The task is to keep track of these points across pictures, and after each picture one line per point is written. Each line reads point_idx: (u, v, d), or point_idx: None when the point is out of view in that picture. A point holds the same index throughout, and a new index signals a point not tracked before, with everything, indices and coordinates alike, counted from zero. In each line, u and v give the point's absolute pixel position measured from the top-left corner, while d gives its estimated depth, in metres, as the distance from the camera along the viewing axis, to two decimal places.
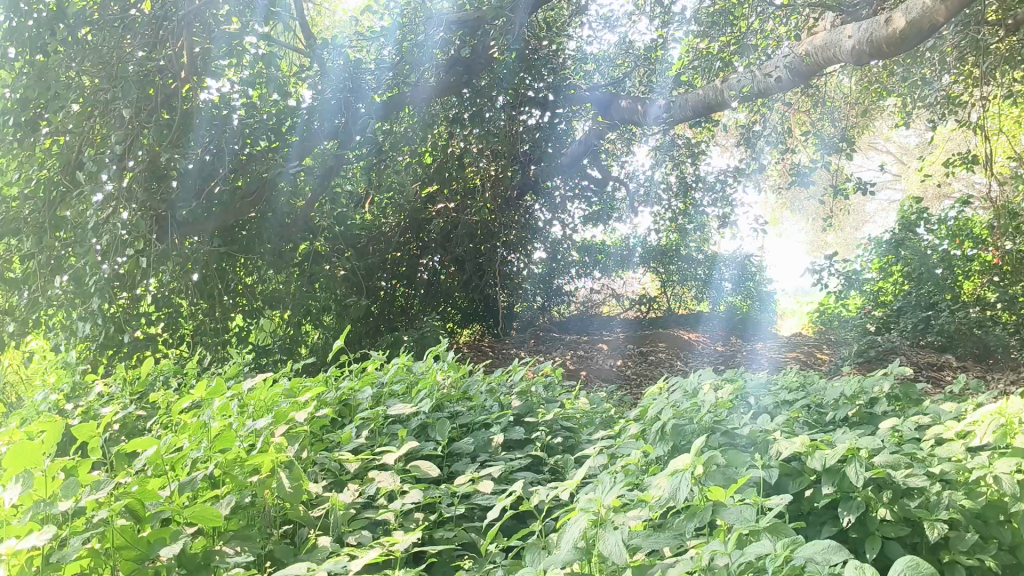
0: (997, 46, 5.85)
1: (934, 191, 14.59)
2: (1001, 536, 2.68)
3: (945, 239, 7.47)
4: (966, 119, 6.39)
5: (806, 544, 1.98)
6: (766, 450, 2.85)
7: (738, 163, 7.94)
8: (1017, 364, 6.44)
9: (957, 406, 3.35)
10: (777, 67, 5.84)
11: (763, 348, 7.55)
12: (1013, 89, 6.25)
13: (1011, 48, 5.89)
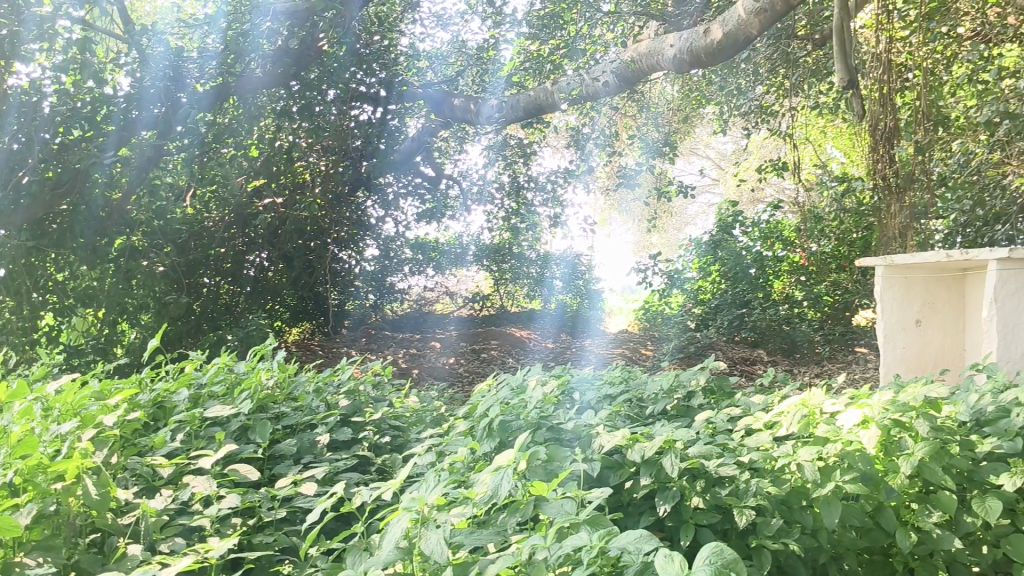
0: (805, 59, 6.34)
1: (748, 195, 15.51)
2: (804, 521, 2.84)
3: (758, 240, 7.98)
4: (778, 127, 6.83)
5: (622, 534, 2.02)
6: (588, 444, 2.93)
7: (568, 164, 8.19)
8: (821, 358, 6.99)
9: (764, 398, 3.57)
10: (605, 72, 6.07)
11: (591, 345, 7.76)
12: (817, 102, 6.77)
13: (818, 63, 6.41)
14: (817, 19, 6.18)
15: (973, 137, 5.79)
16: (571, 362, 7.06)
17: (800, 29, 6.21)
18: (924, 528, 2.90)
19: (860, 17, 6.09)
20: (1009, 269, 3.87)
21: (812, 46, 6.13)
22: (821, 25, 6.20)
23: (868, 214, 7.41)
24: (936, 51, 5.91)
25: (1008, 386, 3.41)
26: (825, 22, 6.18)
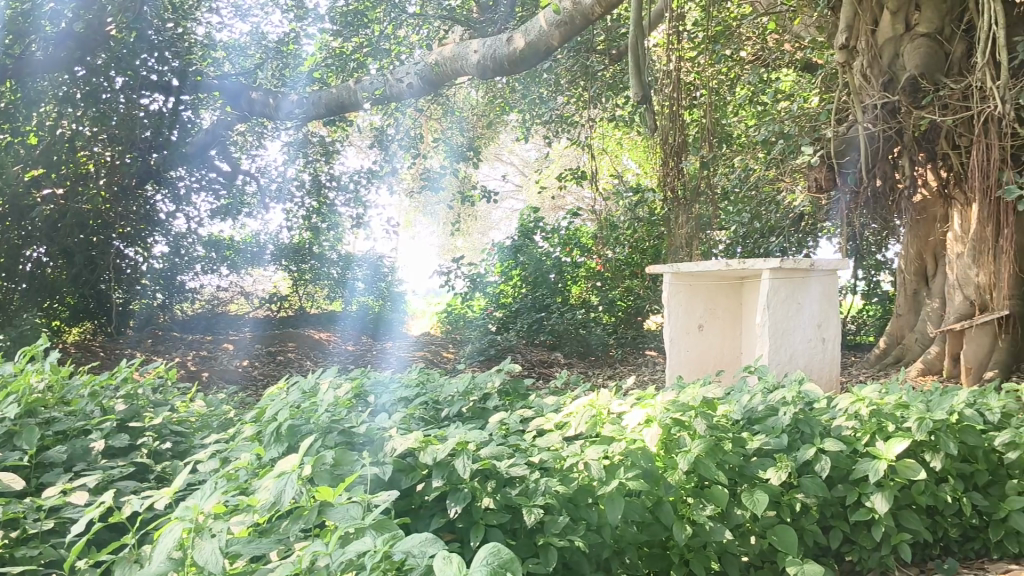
0: (603, 73, 6.67)
1: (549, 203, 16.03)
2: (589, 518, 2.92)
3: (557, 246, 8.14)
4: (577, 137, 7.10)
5: (406, 538, 1.93)
6: (379, 448, 2.89)
7: (371, 165, 8.17)
8: (613, 360, 7.36)
9: (556, 400, 3.67)
10: (409, 74, 6.07)
11: (393, 348, 7.72)
12: (614, 114, 7.08)
13: (614, 77, 6.75)
14: (615, 36, 6.54)
15: (752, 154, 6.23)
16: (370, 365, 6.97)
17: (598, 44, 6.50)
18: (699, 521, 3.05)
19: (653, 36, 6.44)
20: (780, 278, 4.21)
21: (609, 62, 6.56)
22: (617, 41, 6.60)
23: (660, 226, 7.75)
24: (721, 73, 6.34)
25: (775, 386, 3.68)
26: (621, 38, 6.52)
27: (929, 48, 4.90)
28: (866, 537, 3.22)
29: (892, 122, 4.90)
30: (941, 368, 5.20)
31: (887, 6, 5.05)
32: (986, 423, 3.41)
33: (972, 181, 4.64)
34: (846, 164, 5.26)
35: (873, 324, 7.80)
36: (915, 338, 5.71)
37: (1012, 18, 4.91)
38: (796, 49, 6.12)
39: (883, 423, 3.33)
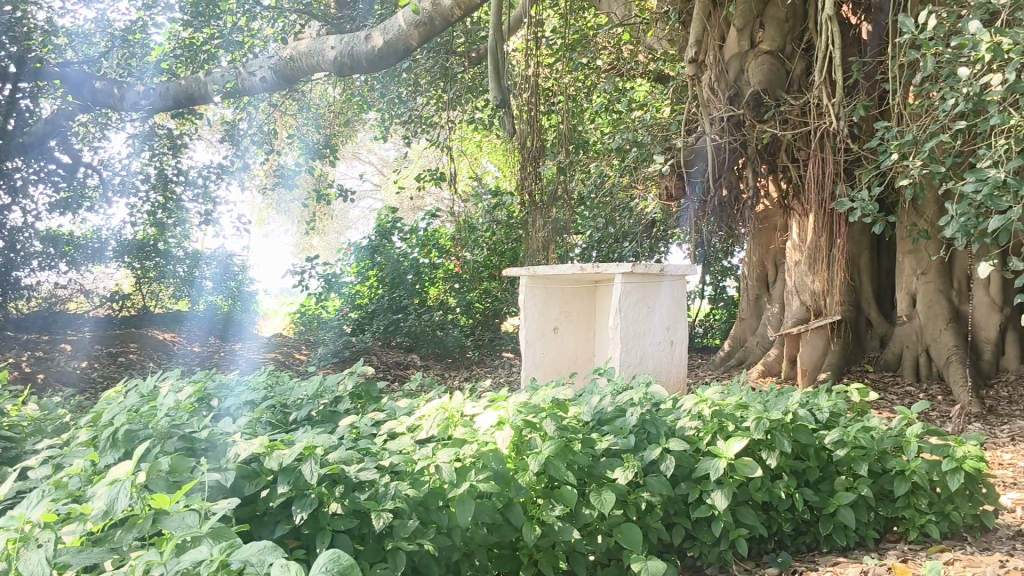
0: (463, 75, 6.71)
1: (408, 204, 16.00)
2: (439, 521, 2.90)
3: (415, 247, 8.07)
4: (436, 137, 7.10)
5: (244, 546, 1.86)
6: (221, 453, 2.78)
7: (221, 160, 7.85)
8: (468, 362, 7.50)
9: (409, 402, 3.65)
10: (262, 67, 5.91)
11: (243, 349, 7.50)
12: (474, 116, 7.13)
13: (473, 79, 6.80)
14: (474, 38, 6.59)
15: (606, 161, 6.40)
16: (217, 368, 6.76)
17: (458, 45, 6.57)
18: (547, 521, 3.08)
19: (511, 41, 6.53)
20: (631, 282, 4.32)
21: (469, 64, 6.62)
22: (476, 43, 6.67)
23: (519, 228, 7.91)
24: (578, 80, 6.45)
25: (624, 388, 3.77)
26: (481, 42, 6.58)
27: (772, 65, 5.14)
28: (706, 532, 3.34)
29: (737, 134, 5.11)
30: (779, 370, 5.46)
31: (734, 23, 5.29)
32: (816, 422, 3.61)
33: (808, 193, 4.89)
34: (694, 173, 5.49)
35: (719, 328, 8.13)
36: (756, 342, 5.98)
37: (847, 40, 5.23)
38: (648, 61, 6.29)
39: (723, 423, 3.47)
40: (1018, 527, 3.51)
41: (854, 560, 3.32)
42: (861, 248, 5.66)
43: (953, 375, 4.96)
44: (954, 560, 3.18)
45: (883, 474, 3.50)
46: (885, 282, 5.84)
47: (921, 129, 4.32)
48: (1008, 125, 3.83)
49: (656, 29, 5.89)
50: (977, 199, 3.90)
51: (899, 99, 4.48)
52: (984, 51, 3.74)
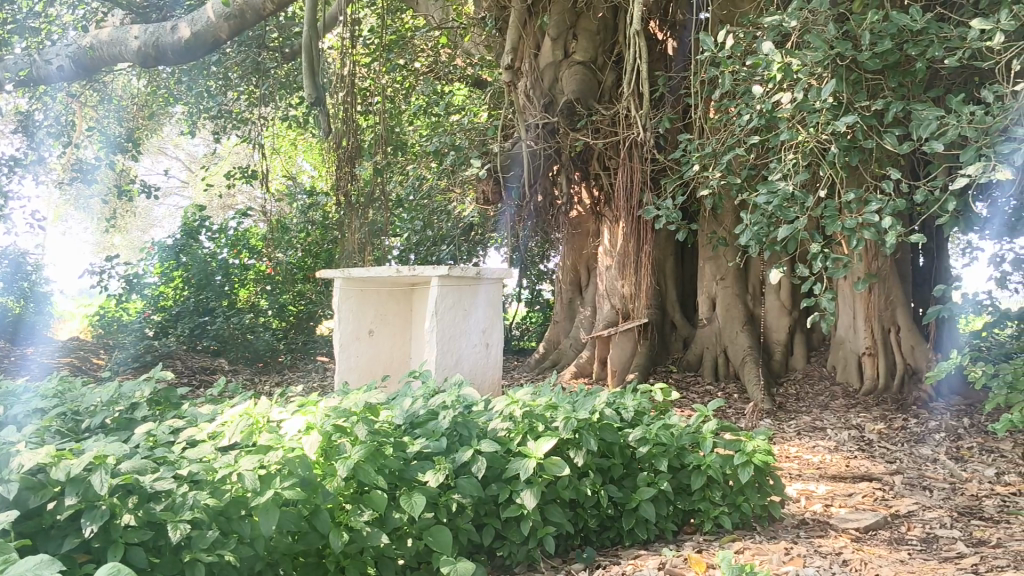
0: (277, 71, 6.56)
1: (218, 202, 15.45)
2: (241, 531, 2.77)
3: (224, 247, 7.79)
4: (249, 134, 6.90)
5: (20, 561, 1.69)
6: (2, 464, 2.55)
7: (14, 152, 7.29)
8: (282, 365, 7.31)
9: (212, 408, 3.52)
10: (59, 55, 5.51)
11: (35, 353, 7.01)
12: (290, 114, 6.99)
13: (288, 76, 6.66)
14: (288, 34, 6.53)
15: (424, 163, 6.41)
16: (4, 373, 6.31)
17: (271, 40, 6.47)
18: (355, 527, 3.01)
19: (327, 39, 6.46)
20: (447, 285, 4.33)
21: (282, 60, 6.50)
22: (291, 39, 6.57)
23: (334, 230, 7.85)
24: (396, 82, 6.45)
25: (436, 390, 3.77)
26: (296, 38, 6.53)
27: (583, 75, 5.34)
28: (515, 532, 3.39)
29: (551, 142, 5.27)
30: (591, 371, 5.64)
31: (548, 33, 5.39)
32: (621, 421, 3.75)
33: (618, 200, 5.07)
34: (510, 178, 5.56)
35: (535, 331, 8.30)
36: (569, 344, 6.14)
37: (654, 55, 5.52)
38: (465, 66, 6.48)
39: (533, 424, 3.52)
40: (801, 516, 3.77)
41: (653, 553, 3.46)
42: (666, 254, 5.97)
43: (747, 374, 5.28)
44: (744, 548, 3.37)
45: (682, 469, 3.67)
46: (688, 287, 6.15)
47: (720, 142, 4.59)
48: (796, 140, 4.13)
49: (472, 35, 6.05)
50: (769, 210, 4.17)
51: (701, 113, 4.74)
52: (775, 71, 4.02)
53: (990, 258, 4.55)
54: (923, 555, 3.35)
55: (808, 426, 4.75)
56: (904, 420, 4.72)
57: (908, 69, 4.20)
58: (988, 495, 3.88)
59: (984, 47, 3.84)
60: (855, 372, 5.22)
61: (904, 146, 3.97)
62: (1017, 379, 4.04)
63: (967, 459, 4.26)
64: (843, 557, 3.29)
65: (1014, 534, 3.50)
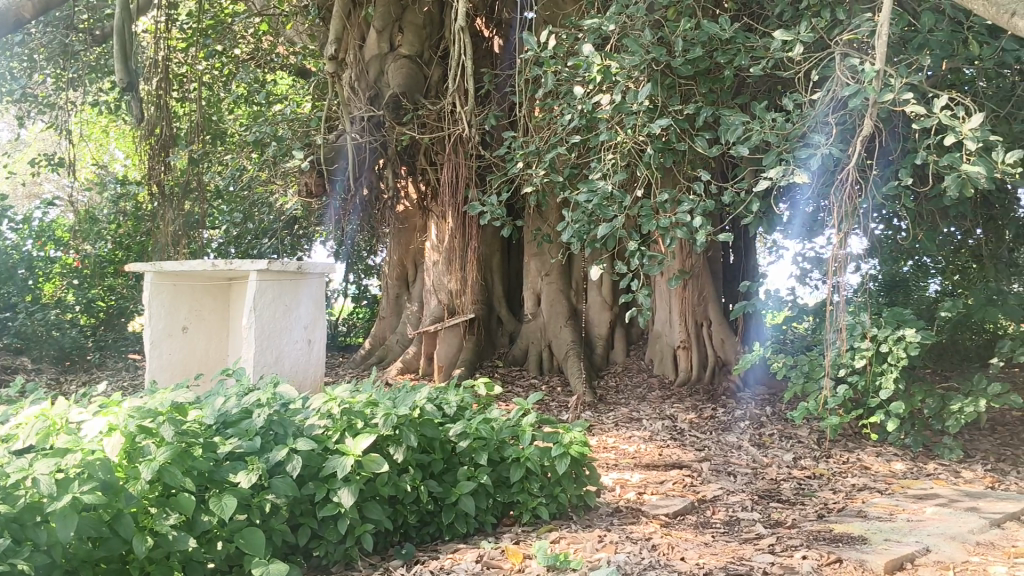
0: (86, 54, 6.22)
1: (23, 192, 14.46)
2: (37, 539, 2.54)
3: (27, 239, 7.29)
4: (57, 119, 6.50)
5: None
6: None
7: None
8: (90, 365, 6.96)
9: (6, 410, 3.28)
10: None
11: None
12: (101, 99, 6.63)
13: (99, 60, 6.35)
14: (99, 16, 6.21)
15: (245, 154, 6.11)
16: None
17: (81, 21, 6.12)
18: (161, 532, 2.83)
19: (141, 22, 6.18)
20: (267, 280, 4.20)
21: (91, 42, 6.16)
22: (103, 21, 6.25)
23: (146, 221, 7.38)
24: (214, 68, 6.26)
25: (251, 388, 3.65)
26: (107, 20, 6.22)
27: (409, 69, 5.34)
28: (332, 531, 3.31)
29: (377, 135, 5.23)
30: (417, 367, 5.64)
31: (374, 25, 5.35)
32: (443, 416, 3.74)
33: (443, 196, 5.10)
34: (334, 171, 5.46)
35: (362, 326, 8.23)
36: (395, 340, 6.08)
37: (480, 52, 5.58)
38: (287, 54, 6.43)
39: (352, 421, 3.46)
40: (616, 504, 3.90)
41: (472, 546, 3.49)
42: (493, 250, 6.08)
43: (570, 368, 5.42)
44: (560, 538, 3.46)
45: (501, 462, 3.70)
46: (513, 282, 6.26)
47: (543, 141, 4.69)
48: (615, 141, 4.26)
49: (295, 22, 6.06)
50: (589, 208, 4.29)
51: (525, 112, 4.83)
52: (594, 73, 4.14)
53: (793, 256, 4.85)
54: (726, 537, 3.53)
55: (625, 417, 4.93)
56: (713, 409, 4.98)
57: (718, 75, 4.43)
58: (785, 479, 4.14)
59: (786, 57, 4.08)
60: (670, 364, 5.46)
61: (714, 149, 4.17)
62: (812, 370, 4.34)
63: (768, 445, 4.54)
64: (653, 542, 3.43)
65: (807, 514, 3.75)
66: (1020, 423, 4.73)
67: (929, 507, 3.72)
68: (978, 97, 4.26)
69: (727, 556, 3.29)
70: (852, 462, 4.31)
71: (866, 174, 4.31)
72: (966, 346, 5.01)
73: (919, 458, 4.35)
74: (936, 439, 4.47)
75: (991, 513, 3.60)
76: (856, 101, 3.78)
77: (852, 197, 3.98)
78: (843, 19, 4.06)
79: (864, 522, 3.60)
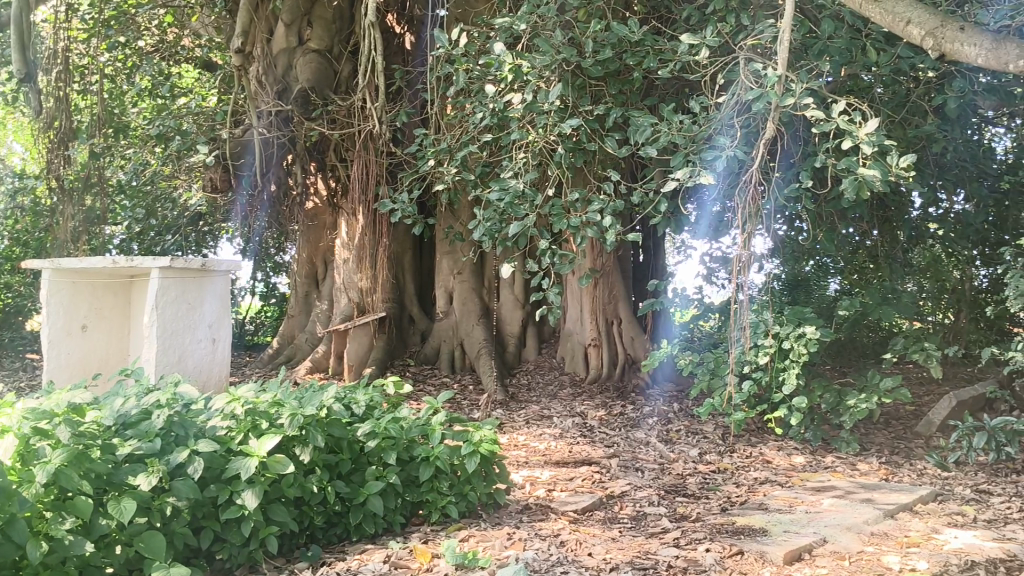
0: None
1: None
2: None
3: None
4: None
5: None
6: None
7: None
8: None
9: None
10: None
11: None
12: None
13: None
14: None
15: (148, 148, 5.95)
16: None
17: None
18: (57, 536, 2.68)
19: (39, 10, 5.96)
20: (171, 277, 4.09)
21: None
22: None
23: (45, 216, 7.15)
24: (115, 60, 6.13)
25: (151, 388, 3.54)
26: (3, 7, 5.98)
27: (318, 64, 5.31)
28: (236, 533, 3.22)
29: (285, 130, 5.28)
30: (326, 367, 5.56)
31: (281, 18, 5.31)
32: (351, 416, 3.70)
33: (352, 194, 5.18)
34: (242, 167, 5.38)
35: (270, 325, 8.11)
36: (304, 339, 5.98)
37: (392, 48, 5.57)
38: (192, 46, 6.31)
39: (257, 421, 3.38)
40: (525, 501, 3.92)
41: (380, 546, 3.46)
42: (404, 248, 6.06)
43: (482, 366, 5.42)
44: (469, 536, 3.45)
45: (410, 462, 3.68)
46: (425, 281, 6.24)
47: (454, 139, 4.69)
48: (526, 140, 4.29)
49: (201, 14, 6.02)
50: (501, 207, 4.30)
51: (437, 110, 4.83)
52: (506, 72, 4.15)
53: (700, 255, 4.96)
54: (632, 532, 3.58)
55: (536, 415, 4.96)
56: (623, 406, 5.06)
57: (627, 77, 4.50)
58: (691, 473, 4.23)
59: (692, 60, 4.16)
60: (581, 362, 5.52)
61: (623, 149, 4.23)
62: (718, 367, 4.44)
63: (675, 441, 4.62)
64: (561, 539, 3.45)
65: (711, 508, 3.83)
66: (912, 417, 4.92)
67: (826, 499, 3.84)
68: (875, 104, 4.43)
69: (633, 551, 3.34)
70: (755, 456, 4.42)
71: (769, 176, 4.43)
72: (863, 343, 5.20)
73: (818, 452, 4.49)
74: (834, 433, 4.62)
75: (884, 504, 3.74)
76: (759, 105, 3.89)
77: (756, 198, 4.09)
78: (747, 24, 4.16)
79: (765, 514, 3.70)
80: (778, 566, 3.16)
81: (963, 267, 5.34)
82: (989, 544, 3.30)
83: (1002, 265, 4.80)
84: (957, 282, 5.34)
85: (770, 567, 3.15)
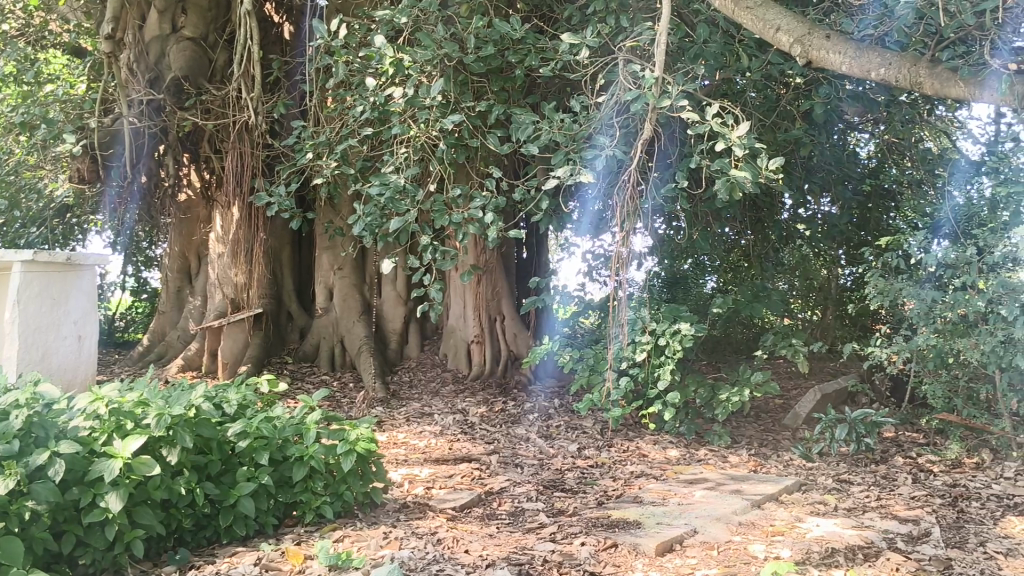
0: None
1: None
2: None
3: None
4: None
5: None
6: None
7: None
8: None
9: None
10: None
11: None
12: None
13: None
14: None
15: (11, 135, 5.67)
16: None
17: None
18: None
19: None
20: (34, 272, 3.89)
21: None
22: None
23: None
24: None
25: (10, 389, 3.33)
26: None
27: (192, 51, 5.24)
28: (99, 538, 3.06)
29: (156, 120, 5.18)
30: (199, 363, 5.48)
31: (155, 5, 5.28)
32: (222, 415, 3.58)
33: (228, 186, 5.03)
34: (111, 158, 5.38)
35: (140, 321, 7.82)
36: (177, 335, 5.80)
37: (270, 38, 5.53)
38: (61, 31, 6.06)
39: (122, 422, 3.21)
40: (403, 499, 3.89)
41: (251, 549, 3.37)
42: (283, 243, 5.92)
43: (363, 363, 5.38)
44: (343, 536, 3.40)
45: (283, 462, 3.58)
46: (304, 276, 6.12)
47: (334, 133, 4.64)
48: (407, 135, 4.26)
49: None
50: (381, 202, 4.24)
51: (317, 101, 4.83)
52: (387, 65, 4.12)
53: (581, 253, 5.03)
54: (510, 528, 3.60)
55: (416, 412, 4.93)
56: (504, 402, 5.09)
57: (509, 74, 4.53)
58: (569, 468, 4.28)
59: (573, 60, 4.21)
60: (464, 359, 5.53)
61: (504, 146, 4.26)
62: (597, 363, 4.51)
63: (554, 437, 4.67)
64: (438, 536, 3.43)
65: (587, 502, 3.88)
66: (780, 410, 5.12)
67: (698, 491, 3.95)
68: (747, 108, 4.58)
69: (509, 546, 3.36)
70: (632, 450, 4.51)
71: (646, 176, 4.52)
72: (737, 339, 5.38)
73: (692, 445, 4.61)
74: (707, 427, 4.76)
75: (752, 494, 3.87)
76: (638, 106, 3.95)
77: (634, 197, 4.17)
78: (626, 26, 4.24)
79: (640, 507, 3.78)
80: (650, 557, 3.23)
81: (829, 266, 5.59)
82: (848, 532, 3.45)
83: (864, 265, 5.04)
84: (824, 280, 5.59)
85: (642, 558, 3.22)
